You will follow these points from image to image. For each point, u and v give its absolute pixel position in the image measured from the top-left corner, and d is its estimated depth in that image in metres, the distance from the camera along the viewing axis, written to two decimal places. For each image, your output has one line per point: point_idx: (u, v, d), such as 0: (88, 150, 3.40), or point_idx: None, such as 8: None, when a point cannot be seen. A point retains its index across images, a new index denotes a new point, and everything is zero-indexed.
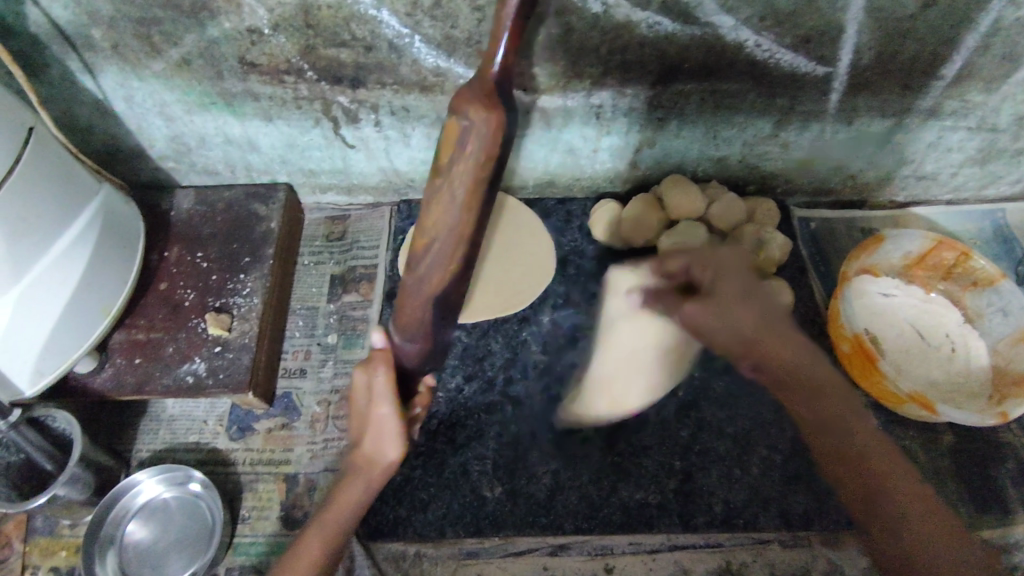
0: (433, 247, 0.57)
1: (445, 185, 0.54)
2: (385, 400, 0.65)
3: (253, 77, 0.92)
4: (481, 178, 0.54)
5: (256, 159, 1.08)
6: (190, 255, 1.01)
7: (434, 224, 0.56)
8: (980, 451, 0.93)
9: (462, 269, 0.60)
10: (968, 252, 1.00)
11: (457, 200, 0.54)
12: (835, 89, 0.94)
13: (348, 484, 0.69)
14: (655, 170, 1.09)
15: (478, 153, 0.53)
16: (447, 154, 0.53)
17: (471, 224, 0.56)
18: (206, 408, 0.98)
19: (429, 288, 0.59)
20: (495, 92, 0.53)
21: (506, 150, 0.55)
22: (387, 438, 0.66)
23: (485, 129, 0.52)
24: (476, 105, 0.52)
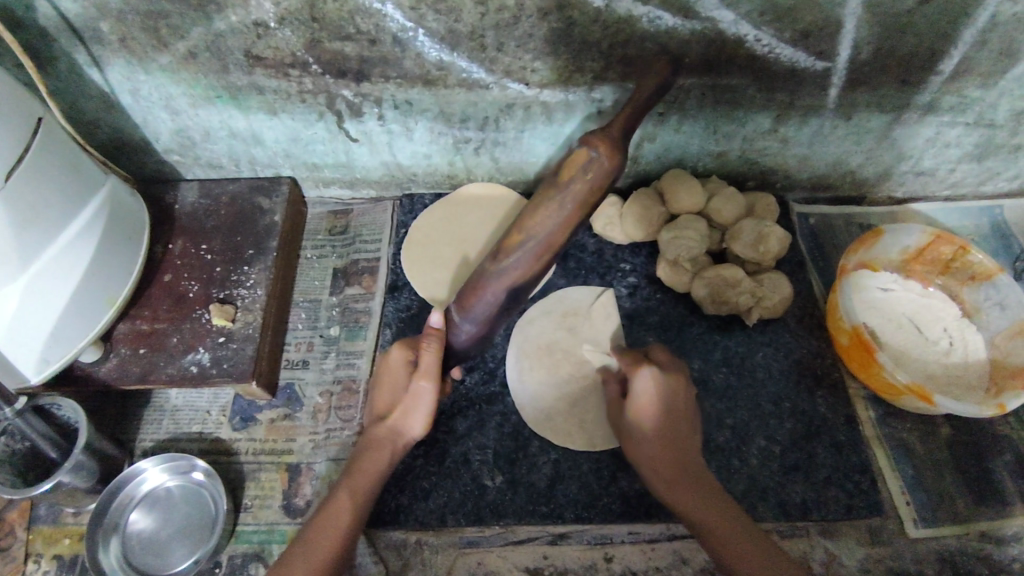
0: (526, 244, 0.78)
1: (557, 200, 0.77)
2: (430, 375, 0.80)
3: (258, 70, 0.93)
4: (582, 200, 0.77)
5: (261, 153, 1.09)
6: (195, 247, 1.02)
7: (536, 226, 0.77)
8: (979, 443, 0.94)
9: (529, 274, 0.81)
10: (966, 247, 1.01)
11: (562, 213, 0.77)
12: (834, 84, 0.95)
13: (372, 454, 0.80)
14: (655, 165, 1.10)
15: (592, 177, 0.76)
16: (570, 172, 0.77)
17: (557, 237, 0.79)
18: (209, 398, 0.99)
19: (508, 278, 0.79)
20: (619, 139, 0.77)
21: (607, 185, 0.78)
22: (420, 409, 0.81)
23: (604, 164, 0.75)
24: (606, 148, 0.75)
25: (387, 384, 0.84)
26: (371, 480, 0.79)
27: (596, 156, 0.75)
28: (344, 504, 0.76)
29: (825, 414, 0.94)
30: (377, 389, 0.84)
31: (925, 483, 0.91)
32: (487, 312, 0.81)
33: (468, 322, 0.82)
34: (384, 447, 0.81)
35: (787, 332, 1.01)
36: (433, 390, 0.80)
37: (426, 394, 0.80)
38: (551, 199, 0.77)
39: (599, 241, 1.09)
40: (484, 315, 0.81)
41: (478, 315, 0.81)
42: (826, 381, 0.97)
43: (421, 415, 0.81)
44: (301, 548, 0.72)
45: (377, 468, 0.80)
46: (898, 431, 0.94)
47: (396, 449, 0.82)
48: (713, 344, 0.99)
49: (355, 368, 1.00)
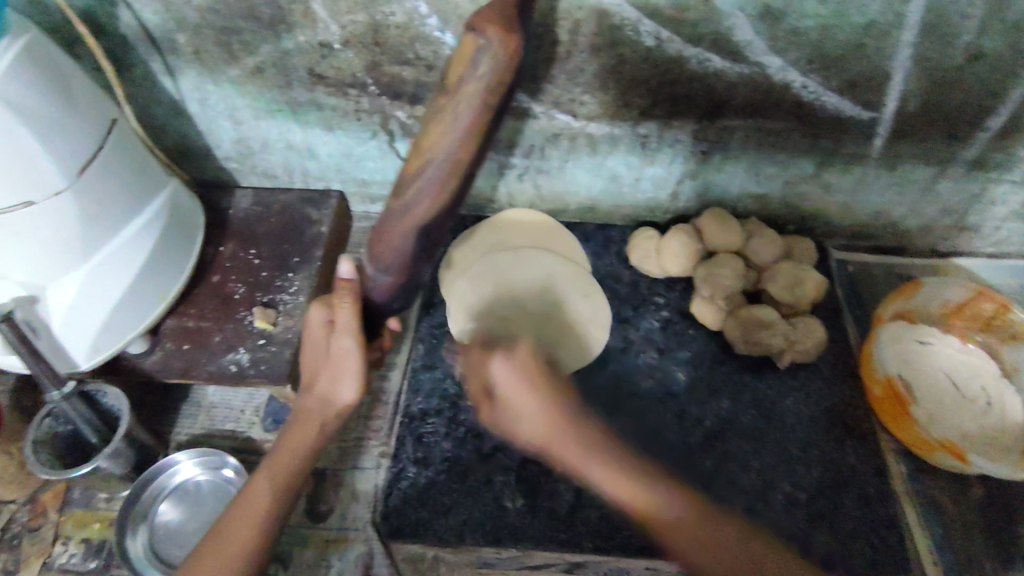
0: (425, 174, 0.61)
1: (454, 105, 0.59)
2: (348, 333, 0.73)
3: (319, 88, 0.98)
4: (486, 101, 0.58)
5: (313, 167, 1.13)
6: (244, 252, 1.06)
7: (434, 146, 0.60)
8: (1013, 508, 0.91)
9: (450, 203, 0.64)
10: (1007, 304, 0.99)
11: (461, 124, 0.59)
12: (880, 134, 0.95)
13: (295, 429, 0.77)
14: (695, 203, 1.11)
15: (487, 73, 0.57)
16: (458, 73, 0.59)
17: (467, 150, 0.60)
18: (245, 398, 1.02)
19: (414, 219, 0.63)
20: (513, 17, 0.58)
21: (512, 78, 0.60)
22: (347, 373, 0.76)
23: (499, 53, 0.57)
24: (496, 27, 0.57)
25: (310, 345, 0.79)
26: (296, 456, 0.76)
27: (481, 42, 0.56)
28: (262, 476, 0.74)
29: (854, 464, 0.93)
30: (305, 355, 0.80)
31: (954, 544, 0.88)
32: (404, 262, 0.67)
33: (384, 275, 0.69)
34: (313, 417, 0.78)
35: (819, 378, 1.00)
36: (356, 349, 0.74)
37: (351, 354, 0.75)
38: (443, 109, 0.60)
39: (635, 274, 1.10)
40: (400, 265, 0.67)
41: (391, 268, 0.68)
42: (857, 430, 0.96)
43: (351, 380, 0.76)
44: (221, 530, 0.71)
45: (302, 441, 0.76)
46: (929, 488, 0.92)
47: (327, 421, 0.78)
48: (743, 385, 0.99)
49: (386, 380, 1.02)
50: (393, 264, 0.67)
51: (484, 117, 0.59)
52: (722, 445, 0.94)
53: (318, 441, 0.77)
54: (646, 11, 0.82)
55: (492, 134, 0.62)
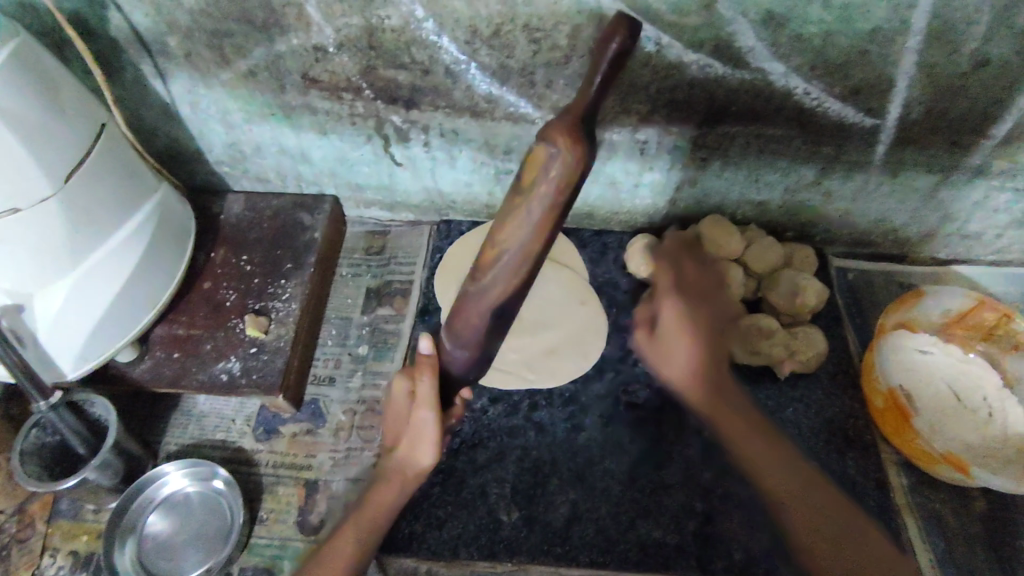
0: (500, 261, 0.65)
1: (524, 203, 0.63)
2: (428, 405, 0.76)
3: (313, 92, 0.96)
4: (554, 201, 0.62)
5: (306, 171, 1.11)
6: (235, 258, 1.04)
7: (507, 238, 0.65)
8: (1016, 520, 0.90)
9: (525, 282, 0.68)
10: (1010, 314, 0.99)
11: (530, 221, 0.63)
12: (882, 141, 0.94)
13: (382, 488, 0.80)
14: (694, 209, 1.10)
15: (558, 177, 0.61)
16: (529, 175, 0.63)
17: (538, 242, 0.65)
18: (235, 407, 1.00)
19: (490, 296, 0.67)
20: (582, 123, 0.62)
21: (581, 180, 0.64)
22: (425, 441, 0.77)
23: (567, 157, 0.61)
24: (566, 136, 0.61)
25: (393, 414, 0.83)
26: (381, 514, 0.79)
27: (549, 151, 0.60)
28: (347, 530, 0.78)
29: (855, 476, 0.91)
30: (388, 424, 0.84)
31: (955, 557, 0.87)
32: (478, 337, 0.71)
33: (460, 348, 0.73)
34: (394, 478, 0.80)
35: (819, 388, 0.99)
36: (434, 419, 0.76)
37: (428, 423, 0.76)
38: (515, 206, 0.64)
39: (632, 281, 1.09)
40: (477, 338, 0.71)
41: (467, 341, 0.72)
42: (857, 441, 0.95)
43: (427, 446, 0.77)
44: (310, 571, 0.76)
45: (387, 498, 0.80)
46: (931, 501, 0.91)
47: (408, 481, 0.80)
48: (742, 395, 0.98)
49: (380, 389, 1.00)
50: (471, 337, 0.71)
51: (553, 213, 0.63)
52: (720, 457, 0.92)
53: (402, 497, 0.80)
54: (645, 16, 0.80)
55: (559, 227, 0.66)
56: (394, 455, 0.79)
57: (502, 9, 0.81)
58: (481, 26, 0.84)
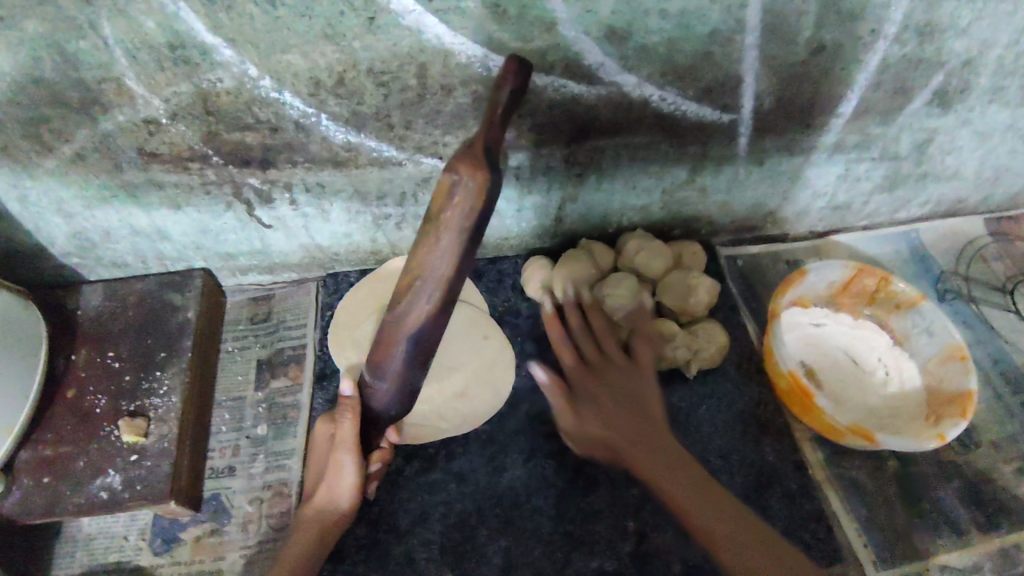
0: (415, 291, 0.66)
1: (436, 231, 0.64)
2: (346, 448, 0.78)
3: (155, 167, 0.88)
4: (464, 226, 0.63)
5: (168, 248, 1.03)
6: (101, 356, 0.95)
7: (422, 266, 0.65)
8: (925, 472, 0.94)
9: (442, 315, 0.69)
10: (887, 277, 1.03)
11: (442, 248, 0.64)
12: (743, 134, 0.96)
13: (296, 541, 0.79)
14: (582, 223, 1.09)
15: (465, 201, 0.62)
16: (439, 201, 0.63)
17: (450, 275, 0.65)
18: (126, 521, 0.90)
19: (405, 329, 0.68)
20: (487, 154, 0.62)
21: (492, 204, 0.63)
22: (343, 484, 0.79)
23: (471, 183, 0.61)
24: (468, 164, 0.61)
25: (317, 455, 0.84)
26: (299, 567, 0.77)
27: (454, 177, 0.60)
28: None
29: (773, 461, 0.93)
30: (310, 470, 0.84)
31: (880, 521, 0.90)
32: (398, 370, 0.73)
33: (381, 380, 0.75)
34: (311, 528, 0.80)
35: (727, 380, 1.01)
36: (351, 461, 0.78)
37: (345, 465, 0.79)
38: (429, 235, 0.65)
39: (534, 305, 1.07)
40: (396, 371, 0.73)
41: (387, 373, 0.74)
42: (770, 426, 0.96)
43: (345, 488, 0.79)
44: None
45: (304, 547, 0.78)
46: (848, 470, 0.94)
47: (326, 531, 0.80)
48: (656, 402, 0.98)
49: (286, 470, 0.93)
50: (390, 369, 0.73)
51: (464, 242, 0.64)
52: None
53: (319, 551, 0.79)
54: (489, 45, 0.78)
55: (474, 252, 0.66)
56: (315, 502, 0.80)
57: (340, 57, 0.77)
58: (323, 76, 0.79)
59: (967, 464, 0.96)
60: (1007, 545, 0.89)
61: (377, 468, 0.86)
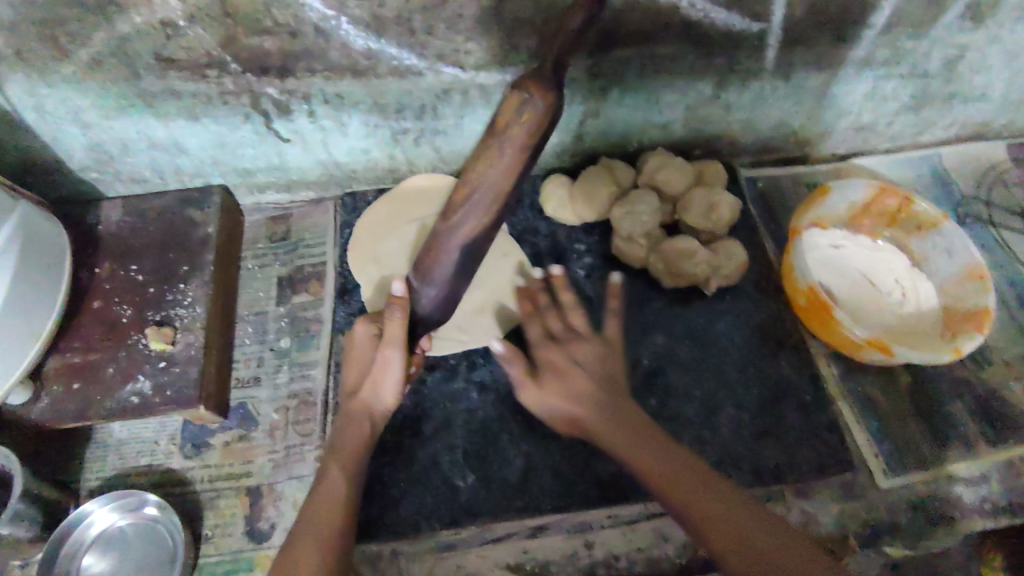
0: (473, 198, 0.73)
1: (499, 146, 0.71)
2: (395, 344, 0.76)
3: (172, 74, 0.86)
4: (526, 143, 0.70)
5: (186, 163, 1.02)
6: (125, 269, 0.96)
7: (480, 179, 0.73)
8: (938, 388, 0.96)
9: (490, 229, 0.76)
10: (910, 197, 1.02)
11: (502, 163, 0.71)
12: (771, 46, 0.94)
13: (346, 435, 0.76)
14: (601, 141, 1.07)
15: (530, 120, 0.69)
16: (505, 118, 0.70)
17: (508, 189, 0.73)
18: (156, 428, 0.93)
19: (461, 237, 0.75)
20: (549, 74, 0.70)
21: (551, 126, 0.72)
22: (389, 380, 0.77)
23: (541, 104, 0.69)
24: (536, 85, 0.69)
25: (356, 356, 0.81)
26: (356, 458, 0.75)
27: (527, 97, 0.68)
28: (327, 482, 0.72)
29: (789, 375, 0.95)
30: (350, 367, 0.81)
31: (891, 433, 0.92)
32: (448, 278, 0.78)
33: (429, 287, 0.79)
34: (360, 422, 0.77)
35: (745, 298, 1.01)
36: (401, 355, 0.77)
37: (394, 361, 0.77)
38: (489, 148, 0.72)
39: (552, 224, 1.07)
40: (445, 278, 0.78)
41: (437, 280, 0.78)
42: (787, 342, 0.98)
43: (392, 383, 0.77)
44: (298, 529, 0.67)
45: (359, 440, 0.76)
46: (862, 384, 0.96)
47: (374, 425, 0.78)
48: (674, 318, 0.99)
49: (310, 380, 0.95)
50: (439, 276, 0.78)
51: (521, 160, 0.72)
52: (663, 381, 0.93)
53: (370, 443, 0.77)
54: None
55: (528, 172, 0.74)
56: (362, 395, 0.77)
57: None
58: None
59: (980, 381, 0.97)
60: (1015, 457, 0.91)
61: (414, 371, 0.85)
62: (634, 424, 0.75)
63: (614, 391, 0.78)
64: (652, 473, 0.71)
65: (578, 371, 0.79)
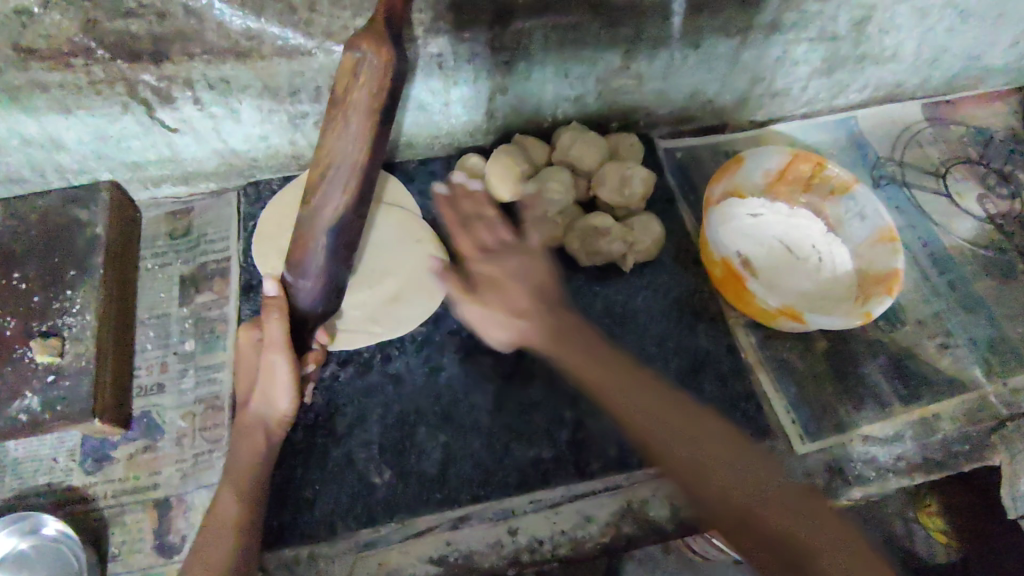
0: (330, 172, 0.71)
1: (345, 117, 0.69)
2: (277, 348, 0.75)
3: (34, 65, 0.78)
4: (372, 105, 0.69)
5: (68, 159, 0.95)
6: (6, 277, 0.89)
7: (333, 152, 0.70)
8: (852, 350, 0.97)
9: (357, 203, 0.73)
10: (822, 162, 1.03)
11: (352, 130, 0.69)
12: (676, 12, 0.91)
13: (242, 448, 0.78)
14: (514, 117, 1.04)
15: (370, 79, 0.68)
16: (346, 85, 0.70)
17: (364, 154, 0.70)
18: (54, 444, 0.87)
19: (322, 221, 0.71)
20: (385, 29, 0.69)
21: (399, 85, 0.71)
22: (280, 386, 0.77)
23: (376, 61, 0.68)
24: (370, 40, 0.68)
25: (246, 366, 0.82)
26: (252, 472, 0.76)
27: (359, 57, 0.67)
28: (225, 500, 0.75)
29: (707, 347, 0.95)
30: (241, 381, 0.82)
31: (808, 398, 0.93)
32: (320, 266, 0.74)
33: (304, 280, 0.76)
34: (257, 433, 0.78)
35: (664, 272, 1.00)
36: (284, 360, 0.76)
37: (279, 367, 0.76)
38: (338, 120, 0.70)
39: None
40: (318, 269, 0.75)
41: (311, 272, 0.75)
42: (705, 314, 0.97)
43: (282, 390, 0.77)
44: (203, 548, 0.72)
45: (255, 451, 0.77)
46: (779, 352, 0.96)
47: (272, 433, 0.79)
48: (593, 296, 0.97)
49: (217, 383, 0.90)
50: (312, 267, 0.75)
51: (373, 122, 0.70)
52: None
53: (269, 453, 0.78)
54: None
55: (383, 137, 0.72)
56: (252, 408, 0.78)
57: None
58: None
59: (892, 340, 0.99)
60: (926, 414, 0.93)
61: (312, 370, 0.85)
62: (627, 363, 0.77)
63: (544, 300, 0.79)
64: (627, 416, 0.74)
65: (516, 287, 0.79)
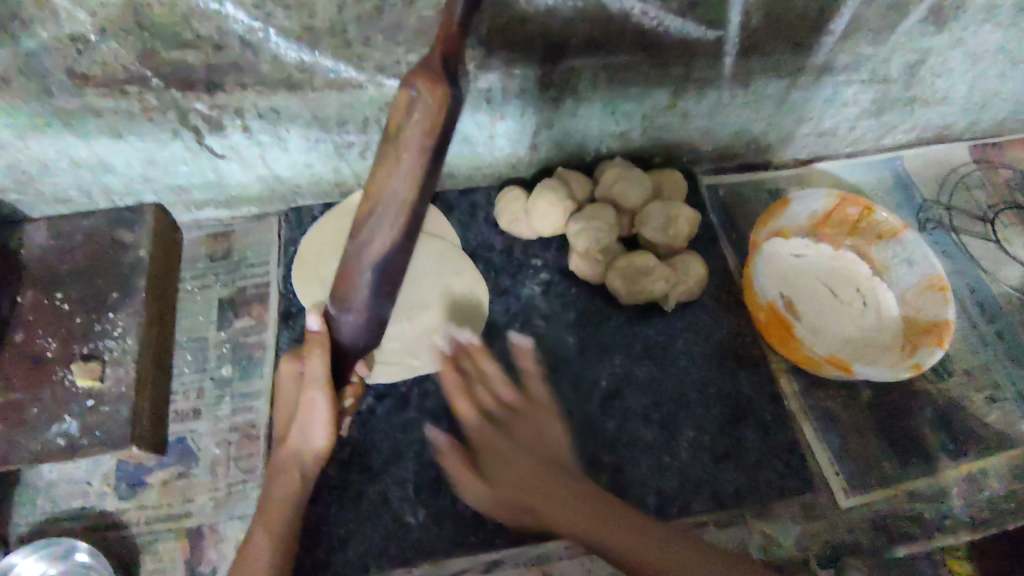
0: (375, 213, 0.68)
1: (395, 154, 0.66)
2: (317, 384, 0.76)
3: (88, 90, 0.78)
4: (424, 143, 0.65)
5: (115, 181, 0.95)
6: (49, 297, 0.89)
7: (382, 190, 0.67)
8: (898, 401, 0.95)
9: (403, 240, 0.71)
10: (870, 206, 1.01)
11: (402, 169, 0.66)
12: (728, 53, 0.90)
13: (276, 485, 0.77)
14: (556, 151, 1.03)
15: (422, 119, 0.64)
16: (398, 120, 0.65)
17: (411, 194, 0.67)
18: (89, 467, 0.87)
19: (370, 256, 0.70)
20: (442, 68, 0.65)
21: (451, 124, 0.67)
22: (319, 423, 0.77)
23: (431, 100, 0.64)
24: (428, 79, 0.64)
25: (286, 401, 0.82)
26: (284, 510, 0.76)
27: (413, 96, 0.63)
28: (258, 537, 0.73)
29: (750, 394, 0.93)
30: (281, 413, 0.83)
31: (852, 450, 0.91)
32: (365, 301, 0.73)
33: (347, 313, 0.74)
34: (291, 469, 0.78)
35: (705, 313, 0.99)
36: (324, 398, 0.76)
37: (319, 403, 0.76)
38: (388, 157, 0.67)
39: (508, 239, 1.03)
40: (363, 303, 0.73)
41: (356, 305, 0.74)
42: (747, 359, 0.96)
43: (319, 426, 0.77)
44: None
45: (287, 487, 0.77)
46: (823, 400, 0.94)
47: (306, 469, 0.79)
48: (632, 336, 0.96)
49: (254, 412, 0.90)
50: (356, 302, 0.73)
51: (424, 161, 0.67)
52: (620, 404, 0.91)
53: (301, 490, 0.78)
54: None
55: (432, 179, 0.69)
56: (289, 441, 0.78)
57: None
58: None
59: (938, 392, 0.96)
60: (974, 471, 0.90)
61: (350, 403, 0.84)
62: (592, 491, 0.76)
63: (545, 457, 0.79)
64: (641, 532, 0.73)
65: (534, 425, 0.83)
